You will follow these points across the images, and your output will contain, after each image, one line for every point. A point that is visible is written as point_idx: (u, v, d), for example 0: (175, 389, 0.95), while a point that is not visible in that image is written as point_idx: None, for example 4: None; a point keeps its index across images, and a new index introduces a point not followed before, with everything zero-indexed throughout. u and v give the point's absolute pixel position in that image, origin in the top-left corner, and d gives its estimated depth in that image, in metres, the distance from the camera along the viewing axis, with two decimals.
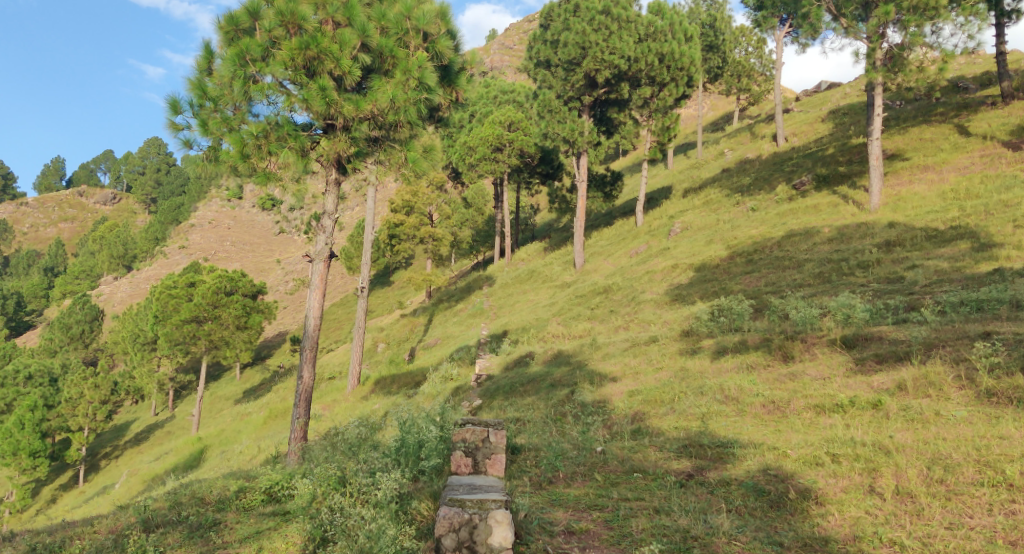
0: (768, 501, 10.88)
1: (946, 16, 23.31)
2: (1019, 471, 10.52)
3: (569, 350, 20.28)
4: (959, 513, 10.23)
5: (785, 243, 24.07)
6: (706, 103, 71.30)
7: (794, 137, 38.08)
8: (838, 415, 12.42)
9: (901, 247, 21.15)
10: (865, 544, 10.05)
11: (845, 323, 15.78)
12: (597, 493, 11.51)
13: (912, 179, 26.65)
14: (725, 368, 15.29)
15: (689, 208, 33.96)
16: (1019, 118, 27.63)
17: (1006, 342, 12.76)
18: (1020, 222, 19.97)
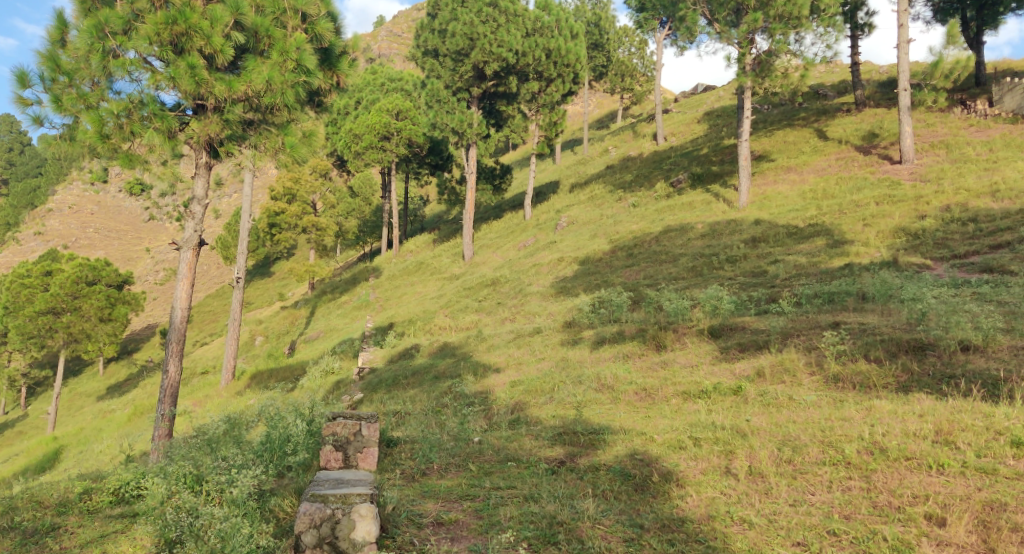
0: (633, 484, 10.99)
1: (807, 26, 24.65)
2: (857, 450, 10.82)
3: (455, 342, 20.22)
4: (803, 490, 10.43)
5: (662, 238, 24.82)
6: (592, 101, 72.95)
7: (672, 137, 39.45)
8: (702, 400, 12.84)
9: (765, 243, 22.20)
10: (718, 523, 10.15)
11: (713, 314, 16.42)
12: (470, 483, 11.42)
13: (776, 179, 28.05)
14: (602, 357, 15.64)
15: (574, 203, 34.49)
16: (870, 126, 29.73)
17: (852, 331, 13.59)
18: (868, 220, 21.41)
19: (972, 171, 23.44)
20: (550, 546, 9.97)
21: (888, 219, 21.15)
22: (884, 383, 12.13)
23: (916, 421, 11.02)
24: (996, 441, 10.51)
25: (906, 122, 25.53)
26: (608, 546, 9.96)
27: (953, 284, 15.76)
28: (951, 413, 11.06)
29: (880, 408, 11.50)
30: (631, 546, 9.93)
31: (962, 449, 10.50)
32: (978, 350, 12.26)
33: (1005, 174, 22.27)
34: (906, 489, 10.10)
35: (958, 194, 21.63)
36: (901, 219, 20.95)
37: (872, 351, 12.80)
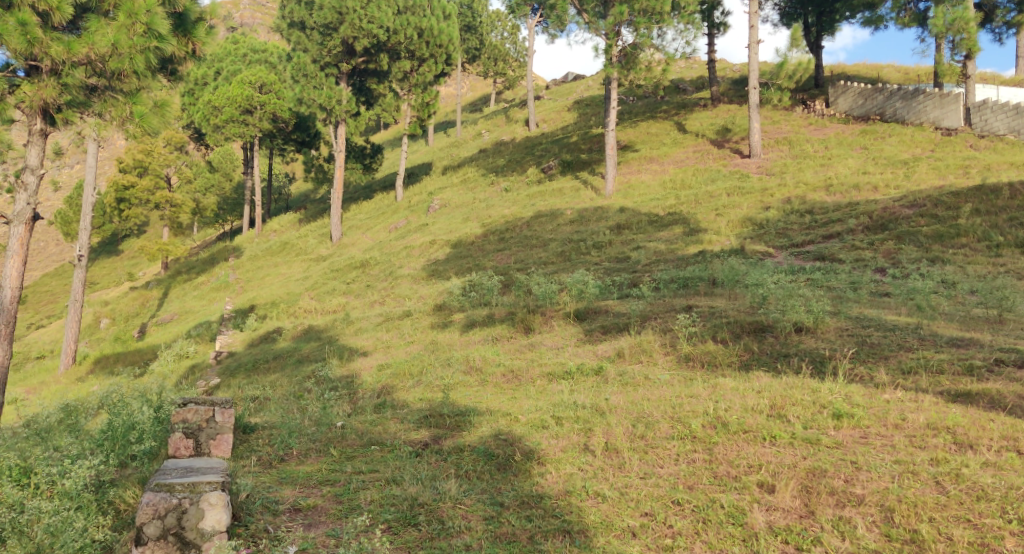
0: (496, 464, 10.08)
1: (668, 22, 25.63)
2: (704, 424, 10.11)
3: (320, 325, 19.74)
4: (653, 464, 9.55)
5: (533, 223, 25.17)
6: (465, 83, 73.07)
7: (543, 124, 40.03)
8: (565, 381, 12.85)
9: (629, 230, 22.91)
10: (573, 498, 9.12)
11: (579, 298, 16.81)
12: (330, 468, 10.45)
13: (640, 168, 28.95)
14: (472, 340, 15.73)
15: (447, 186, 34.45)
16: (725, 121, 31.39)
17: (702, 314, 14.32)
18: (721, 210, 22.54)
19: (811, 167, 25.17)
20: (409, 527, 8.86)
21: (738, 209, 22.33)
22: (728, 361, 12.52)
23: (754, 397, 10.48)
24: (821, 414, 9.90)
25: (755, 119, 27.11)
26: (466, 525, 8.82)
27: (791, 271, 16.89)
28: (784, 390, 10.63)
29: (724, 385, 11.27)
30: (490, 523, 8.81)
31: (792, 422, 9.84)
32: (809, 331, 12.89)
33: (838, 170, 24.03)
34: (743, 460, 9.23)
35: (798, 188, 23.17)
36: (748, 210, 22.19)
37: (719, 332, 13.39)
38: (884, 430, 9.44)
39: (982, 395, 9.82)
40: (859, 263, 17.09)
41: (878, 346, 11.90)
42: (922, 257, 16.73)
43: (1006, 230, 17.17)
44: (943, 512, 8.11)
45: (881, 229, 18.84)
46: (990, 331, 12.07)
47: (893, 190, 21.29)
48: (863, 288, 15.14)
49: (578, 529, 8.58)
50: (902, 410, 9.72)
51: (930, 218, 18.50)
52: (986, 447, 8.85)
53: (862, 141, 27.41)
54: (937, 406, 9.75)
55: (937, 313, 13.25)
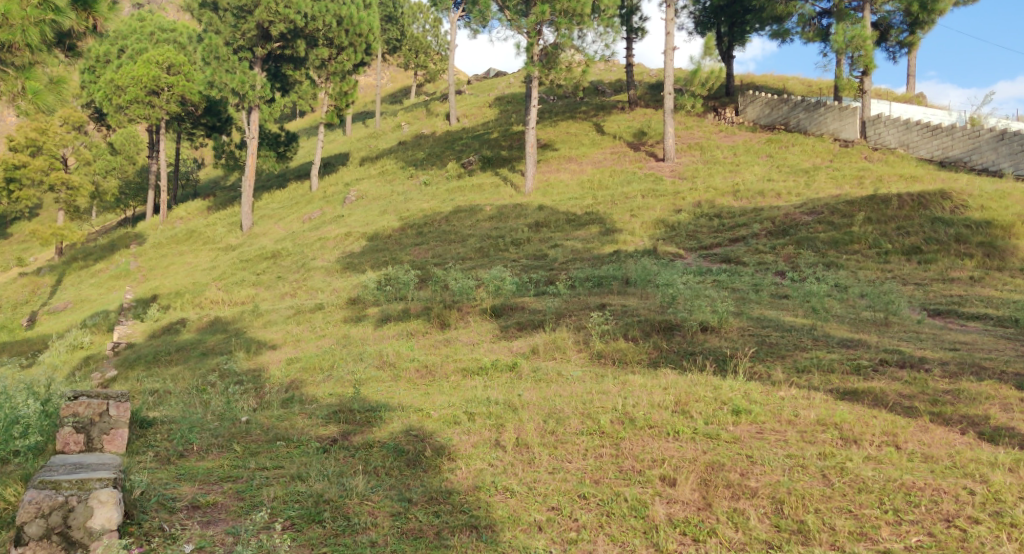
0: (406, 460, 9.99)
1: (588, 24, 25.94)
2: (613, 420, 10.28)
3: (227, 316, 19.18)
4: (562, 459, 9.65)
5: (452, 218, 25.09)
6: (385, 73, 72.31)
7: (464, 119, 39.97)
8: (479, 377, 12.81)
9: (547, 228, 23.09)
10: (482, 493, 9.13)
11: (496, 294, 16.87)
12: (233, 464, 10.18)
13: (559, 167, 29.20)
14: (386, 335, 15.56)
15: (364, 177, 34.04)
16: (642, 124, 32.09)
17: (615, 313, 14.56)
18: (635, 212, 22.99)
19: (720, 172, 25.95)
20: (314, 524, 8.71)
21: (652, 211, 22.82)
22: (638, 359, 12.76)
23: (660, 394, 10.75)
24: (722, 410, 10.20)
25: (669, 124, 27.79)
26: (373, 521, 8.72)
27: (700, 272, 17.38)
28: (689, 387, 10.93)
29: (633, 382, 11.48)
30: (397, 519, 8.74)
31: (695, 417, 10.09)
32: (714, 331, 13.27)
33: (746, 176, 24.85)
34: (647, 454, 9.39)
35: (708, 192, 23.84)
36: (661, 212, 22.70)
37: (631, 330, 13.63)
38: (779, 426, 9.75)
39: (867, 393, 10.26)
40: (762, 266, 17.72)
41: (776, 345, 12.36)
42: (819, 262, 17.48)
43: (895, 239, 18.11)
44: (829, 503, 8.28)
45: (782, 234, 19.58)
46: (877, 333, 12.71)
47: (795, 197, 22.15)
48: (764, 290, 15.71)
49: (485, 524, 8.59)
50: (796, 407, 10.07)
51: (827, 225, 19.31)
52: (870, 442, 9.15)
53: (768, 149, 28.42)
54: (827, 403, 10.13)
55: (831, 315, 13.85)
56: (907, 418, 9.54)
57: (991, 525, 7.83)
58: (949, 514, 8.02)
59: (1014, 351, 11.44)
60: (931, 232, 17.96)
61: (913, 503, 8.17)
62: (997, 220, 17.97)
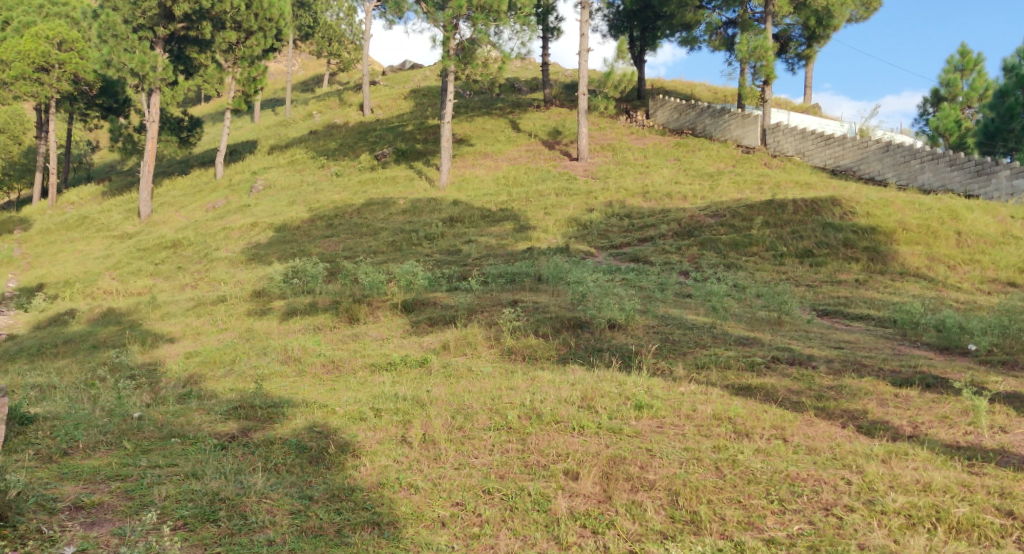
0: (308, 457, 9.79)
1: (505, 21, 26.00)
2: (521, 416, 10.32)
3: (122, 308, 18.37)
4: (468, 454, 9.63)
5: (364, 211, 24.75)
6: (297, 60, 70.66)
7: (378, 110, 39.49)
8: (388, 372, 12.65)
9: (461, 223, 23.04)
10: (385, 490, 9.02)
11: (407, 289, 16.72)
12: (122, 462, 9.75)
13: (474, 163, 29.17)
14: (292, 329, 15.22)
15: (272, 166, 33.23)
16: (556, 124, 32.54)
17: (526, 309, 14.64)
18: (548, 210, 23.19)
19: (631, 173, 26.47)
20: (207, 523, 8.45)
21: (565, 209, 23.08)
22: (548, 355, 12.84)
23: (567, 389, 10.86)
24: (625, 405, 10.38)
25: (583, 124, 28.19)
26: (271, 520, 8.51)
27: (609, 270, 17.65)
28: (595, 382, 11.11)
29: (542, 378, 11.57)
30: (296, 518, 8.56)
31: (599, 412, 10.24)
32: (621, 328, 13.51)
33: (655, 178, 25.43)
34: (552, 449, 9.47)
35: (619, 192, 24.27)
36: (573, 210, 22.97)
37: (542, 327, 13.73)
38: (678, 421, 9.98)
39: (760, 389, 10.64)
40: (667, 266, 18.16)
41: (678, 343, 12.70)
42: (720, 263, 18.04)
43: (790, 242, 18.85)
44: (720, 494, 8.43)
45: (688, 235, 20.12)
46: (771, 331, 13.20)
47: (700, 200, 22.79)
48: (670, 289, 16.10)
49: (387, 521, 8.49)
50: (695, 402, 10.35)
51: (729, 228, 19.94)
52: (760, 436, 9.42)
53: (677, 152, 29.16)
54: (723, 398, 10.45)
55: (729, 314, 14.32)
56: (794, 413, 9.86)
57: (863, 513, 7.99)
58: (827, 503, 8.19)
59: (892, 350, 12.05)
60: (822, 236, 18.77)
61: (796, 493, 8.35)
62: (881, 227, 18.93)
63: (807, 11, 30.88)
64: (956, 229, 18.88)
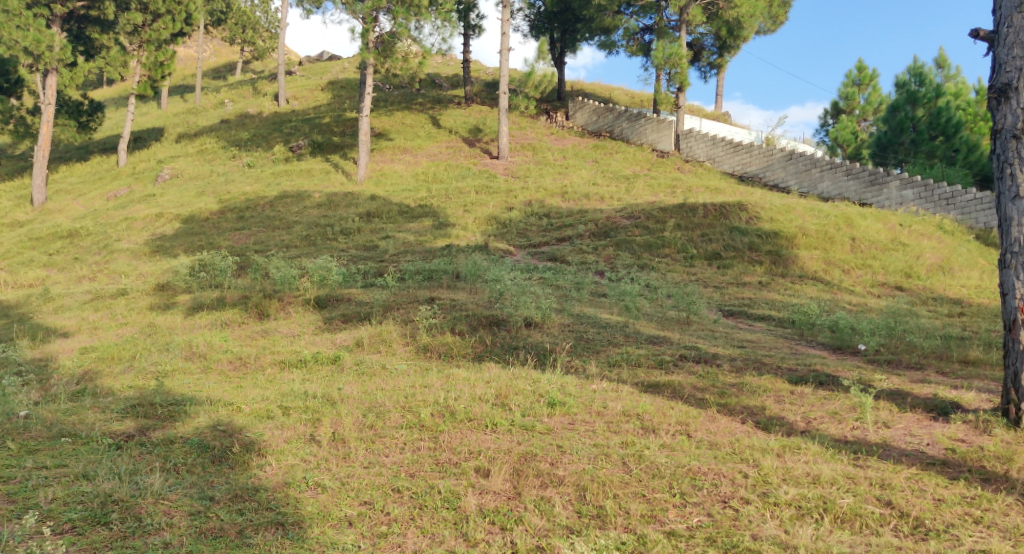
0: (210, 457, 9.47)
1: (425, 16, 25.89)
2: (434, 414, 10.22)
3: (11, 300, 17.40)
4: (379, 452, 9.47)
5: (277, 203, 24.19)
6: (208, 46, 68.59)
7: (294, 101, 38.69)
8: (298, 369, 12.36)
9: (379, 219, 22.75)
10: (291, 490, 8.78)
11: (320, 285, 16.41)
12: (5, 463, 9.24)
13: (393, 158, 28.87)
14: (197, 324, 14.73)
15: (180, 155, 32.12)
16: (477, 121, 32.62)
17: (443, 307, 14.57)
18: (468, 207, 23.16)
19: (550, 174, 26.69)
20: (97, 527, 8.09)
21: (484, 207, 23.09)
22: (464, 353, 12.76)
23: (482, 387, 10.85)
24: (538, 402, 10.42)
25: (504, 123, 28.30)
26: (167, 522, 8.18)
27: (526, 269, 17.74)
28: (509, 380, 11.14)
29: (457, 375, 11.52)
30: (195, 519, 8.25)
31: (513, 410, 10.25)
32: (537, 326, 13.61)
33: (573, 179, 25.70)
34: (464, 446, 9.38)
35: (538, 192, 24.44)
36: (493, 209, 23.00)
37: (458, 325, 13.66)
38: (589, 417, 10.08)
39: (667, 386, 10.91)
40: (583, 266, 18.37)
41: (591, 341, 12.88)
42: (634, 264, 18.37)
43: (700, 245, 19.35)
44: (625, 489, 8.30)
45: (604, 236, 20.42)
46: (680, 331, 13.53)
47: (617, 201, 23.17)
48: (585, 288, 16.30)
49: (292, 521, 8.23)
50: (605, 399, 10.49)
51: (643, 230, 20.31)
52: (666, 431, 9.55)
53: (595, 155, 29.57)
54: (632, 395, 10.64)
55: (640, 314, 14.61)
56: (698, 409, 10.07)
57: (758, 504, 7.79)
58: (725, 495, 8.04)
59: (790, 349, 12.54)
60: (729, 240, 19.36)
61: (697, 486, 8.23)
62: (783, 232, 19.65)
63: (719, 22, 31.92)
64: (851, 235, 19.77)
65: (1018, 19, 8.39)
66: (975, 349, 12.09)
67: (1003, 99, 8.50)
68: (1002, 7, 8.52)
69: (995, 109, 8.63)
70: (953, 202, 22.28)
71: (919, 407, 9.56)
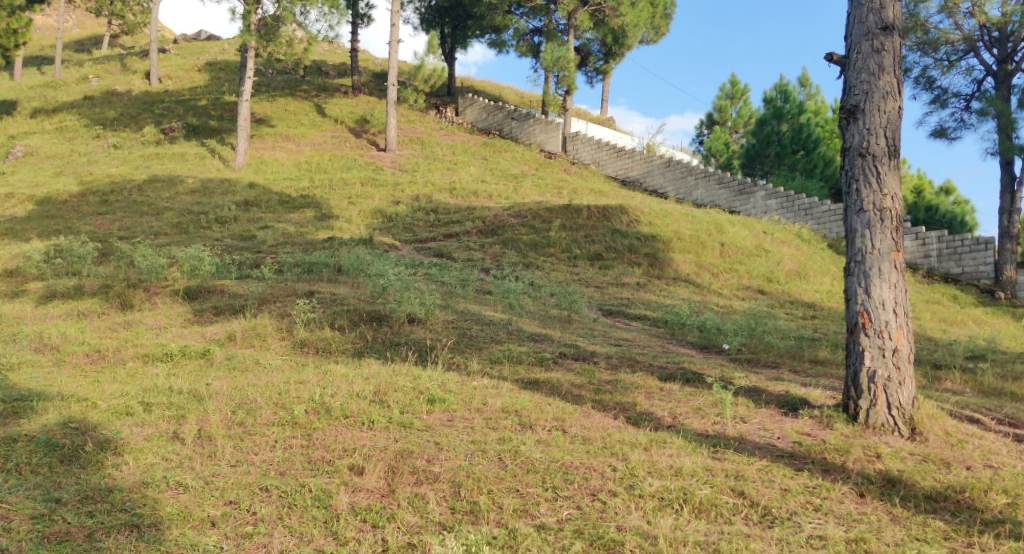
0: (59, 456, 8.87)
1: (311, 2, 25.29)
2: (308, 411, 9.93)
3: None
4: (247, 450, 9.09)
5: (145, 188, 23.01)
6: (71, 16, 64.28)
7: (168, 81, 36.88)
8: (163, 363, 11.75)
9: (257, 207, 21.99)
10: (149, 490, 8.29)
11: (192, 275, 15.70)
12: None
13: (274, 145, 28.00)
14: (50, 314, 13.79)
15: (36, 132, 30.01)
16: (363, 112, 32.09)
17: (323, 301, 14.22)
18: (353, 199, 22.73)
19: (438, 169, 26.57)
20: None
21: (369, 200, 22.72)
22: (343, 348, 12.46)
23: (360, 384, 10.65)
24: (417, 399, 10.31)
25: (391, 115, 27.94)
26: (5, 526, 7.62)
27: (411, 264, 17.56)
28: (389, 377, 10.99)
29: (334, 372, 11.25)
30: (38, 523, 7.69)
31: (390, 407, 10.08)
32: (420, 322, 13.49)
33: (461, 176, 25.67)
34: (338, 444, 9.11)
35: (425, 186, 24.29)
36: (378, 202, 22.67)
37: (338, 320, 13.34)
38: (468, 414, 10.05)
39: (546, 383, 11.03)
40: (469, 262, 18.35)
41: (475, 338, 12.88)
42: (520, 262, 18.52)
43: (583, 245, 19.74)
44: (500, 484, 8.31)
45: (490, 233, 20.47)
46: (560, 328, 13.75)
47: (505, 200, 23.31)
48: (470, 285, 16.31)
49: (148, 523, 7.75)
50: (485, 396, 10.51)
51: (529, 229, 20.51)
52: (542, 427, 9.63)
53: (483, 152, 29.67)
54: (512, 392, 10.70)
55: (524, 311, 14.74)
56: (574, 405, 10.25)
57: (624, 496, 7.97)
58: (595, 489, 8.18)
59: (662, 347, 12.95)
60: (611, 242, 19.85)
61: (569, 480, 8.33)
62: (660, 235, 20.30)
63: (605, 28, 32.60)
64: (721, 241, 20.68)
65: (866, 45, 9.02)
66: (823, 350, 12.91)
67: (852, 120, 9.11)
68: (853, 34, 9.14)
69: (844, 128, 9.22)
70: (811, 213, 23.78)
71: (772, 403, 10.08)
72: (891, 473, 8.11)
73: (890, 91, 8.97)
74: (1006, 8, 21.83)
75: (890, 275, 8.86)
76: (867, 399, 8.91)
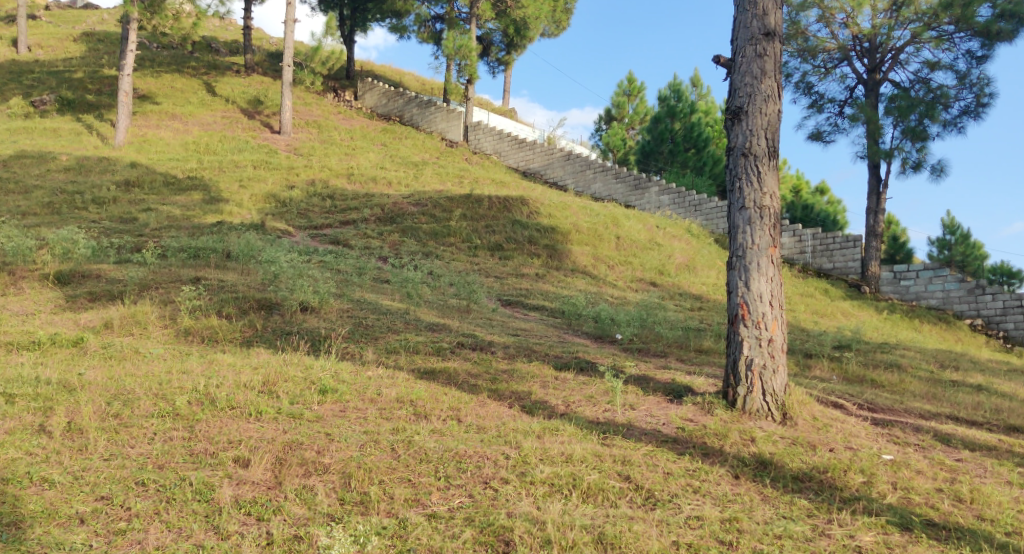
0: None
1: None
2: (191, 402, 9.54)
3: None
4: (122, 444, 8.65)
5: (13, 164, 21.58)
6: None
7: (39, 50, 34.65)
8: (30, 352, 11.05)
9: (139, 188, 20.99)
10: (9, 487, 7.77)
11: (64, 258, 14.84)
12: None
13: (159, 123, 26.76)
14: None
15: None
16: (256, 92, 31.07)
17: (209, 288, 13.69)
18: (243, 182, 22.02)
19: (335, 154, 26.04)
20: None
21: (262, 183, 22.07)
22: (230, 337, 12.04)
23: (248, 374, 10.32)
24: (309, 389, 10.08)
25: (286, 97, 27.20)
26: None
27: (305, 251, 17.14)
28: (279, 367, 10.70)
29: (220, 361, 10.86)
30: None
31: (280, 398, 9.80)
32: (313, 311, 13.19)
33: (360, 161, 25.25)
34: (223, 436, 8.80)
35: (322, 171, 23.78)
36: (272, 186, 22.05)
37: (225, 308, 12.88)
38: (361, 404, 9.91)
39: (443, 372, 11.00)
40: (367, 250, 18.06)
41: (370, 328, 12.70)
42: (419, 251, 18.37)
43: (483, 235, 19.78)
44: (392, 474, 8.21)
45: (389, 221, 20.21)
46: (459, 318, 13.73)
47: (404, 187, 23.09)
48: (367, 274, 16.05)
49: (8, 521, 7.27)
50: (380, 386, 10.38)
51: (429, 217, 20.39)
52: (437, 417, 9.59)
53: (382, 138, 29.26)
54: (408, 382, 10.61)
55: (422, 300, 14.65)
56: (470, 395, 10.25)
57: (516, 484, 8.02)
58: (487, 477, 8.21)
59: (558, 337, 13.11)
60: (511, 232, 19.95)
61: (462, 469, 8.33)
62: (559, 227, 20.52)
63: (507, 19, 32.67)
64: (616, 234, 21.12)
65: (750, 50, 9.36)
66: (708, 339, 13.40)
67: (736, 121, 9.43)
68: (739, 38, 9.46)
69: (729, 128, 9.54)
70: (700, 209, 24.62)
71: (659, 390, 10.38)
72: (763, 455, 8.48)
73: (771, 94, 9.35)
74: (876, 20, 23.14)
75: (767, 269, 9.24)
76: (744, 386, 9.29)
